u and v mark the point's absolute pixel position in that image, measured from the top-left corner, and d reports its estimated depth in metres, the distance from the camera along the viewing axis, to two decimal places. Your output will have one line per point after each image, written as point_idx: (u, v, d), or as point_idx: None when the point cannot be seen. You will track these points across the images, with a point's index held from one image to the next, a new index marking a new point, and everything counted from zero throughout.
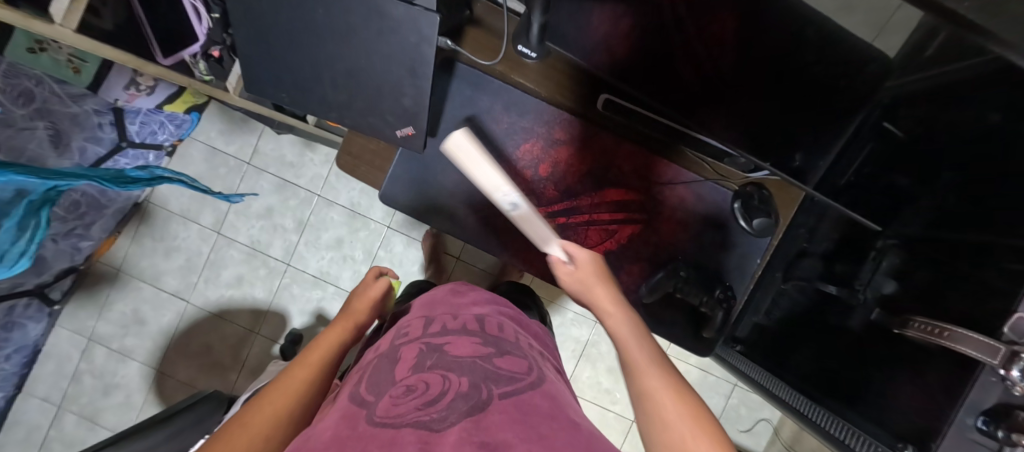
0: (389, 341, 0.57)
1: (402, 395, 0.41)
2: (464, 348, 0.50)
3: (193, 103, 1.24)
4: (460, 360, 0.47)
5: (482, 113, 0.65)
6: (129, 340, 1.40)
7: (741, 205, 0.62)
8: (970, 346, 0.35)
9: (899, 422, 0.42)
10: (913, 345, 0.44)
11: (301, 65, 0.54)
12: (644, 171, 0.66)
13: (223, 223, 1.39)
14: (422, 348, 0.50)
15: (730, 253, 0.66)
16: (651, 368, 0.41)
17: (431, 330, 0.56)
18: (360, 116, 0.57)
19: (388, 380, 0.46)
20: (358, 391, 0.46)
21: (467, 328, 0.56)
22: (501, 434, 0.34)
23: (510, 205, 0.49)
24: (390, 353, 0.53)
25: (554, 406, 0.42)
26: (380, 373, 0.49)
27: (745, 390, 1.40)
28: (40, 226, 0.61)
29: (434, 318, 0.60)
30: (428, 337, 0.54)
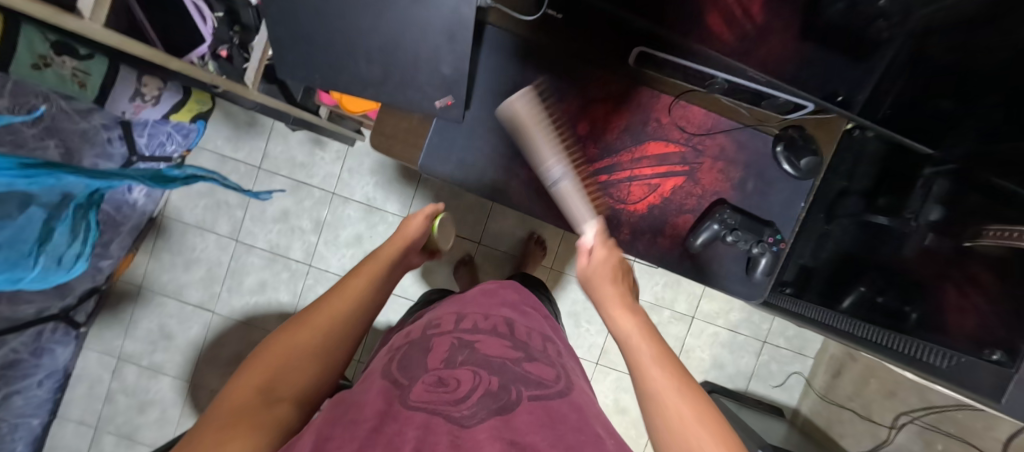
0: (419, 331, 0.58)
1: (434, 385, 0.41)
2: (494, 345, 0.51)
3: (198, 112, 1.26)
4: (491, 359, 0.47)
5: (520, 77, 0.64)
6: (158, 356, 1.40)
7: (784, 147, 0.63)
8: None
9: (973, 337, 0.43)
10: (999, 254, 0.44)
11: (334, 42, 0.52)
12: (683, 121, 0.66)
13: (240, 230, 1.38)
14: (454, 344, 0.50)
15: (777, 197, 0.67)
16: (659, 371, 0.40)
17: (462, 327, 0.56)
18: (397, 92, 0.56)
19: (417, 366, 0.46)
20: (388, 374, 0.46)
21: (497, 331, 0.56)
22: (530, 436, 0.35)
23: (557, 180, 0.59)
24: (421, 342, 0.52)
25: (580, 415, 0.42)
26: (411, 357, 0.49)
27: (774, 346, 1.41)
28: (90, 228, 0.63)
29: (466, 315, 0.59)
30: (461, 333, 0.53)
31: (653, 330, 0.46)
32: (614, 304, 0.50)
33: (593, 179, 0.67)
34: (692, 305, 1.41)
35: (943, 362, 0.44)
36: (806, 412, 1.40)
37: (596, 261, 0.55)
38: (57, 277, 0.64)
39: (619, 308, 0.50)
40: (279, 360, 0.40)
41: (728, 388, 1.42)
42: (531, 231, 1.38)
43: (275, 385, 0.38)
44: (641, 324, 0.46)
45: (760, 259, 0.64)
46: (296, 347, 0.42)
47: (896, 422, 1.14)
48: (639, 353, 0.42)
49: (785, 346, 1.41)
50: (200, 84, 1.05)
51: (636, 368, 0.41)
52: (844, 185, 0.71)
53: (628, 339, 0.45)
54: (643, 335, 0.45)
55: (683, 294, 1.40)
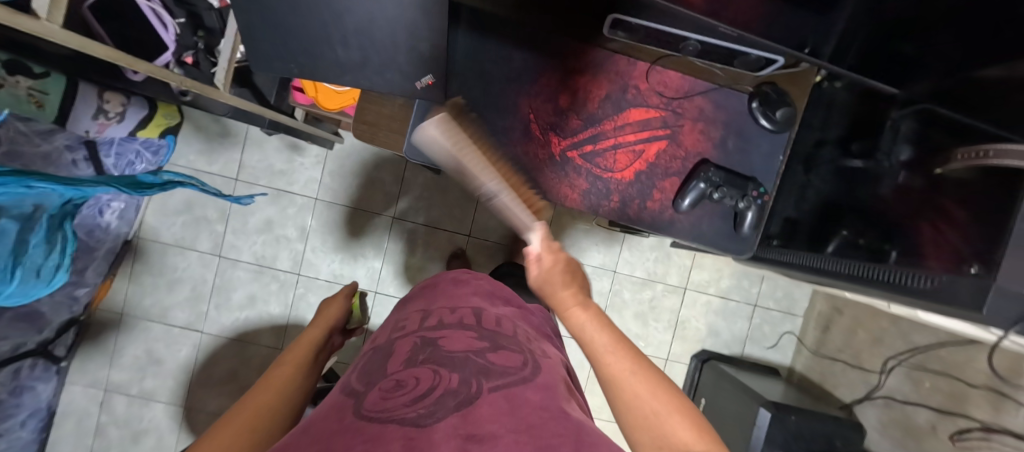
0: (384, 339, 0.52)
1: (391, 390, 0.36)
2: (461, 337, 0.47)
3: (166, 126, 1.20)
4: (454, 355, 0.42)
5: (498, 54, 0.64)
6: (148, 383, 1.35)
7: (760, 103, 0.66)
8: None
9: (942, 261, 0.46)
10: (960, 176, 0.48)
11: (308, 28, 0.51)
12: (661, 86, 0.67)
13: (223, 245, 1.35)
14: (416, 343, 0.46)
15: (757, 153, 0.68)
16: (614, 355, 0.43)
17: (428, 324, 0.52)
18: (376, 76, 0.54)
19: (379, 373, 0.41)
20: (343, 388, 0.41)
21: (464, 322, 0.52)
22: (489, 427, 0.31)
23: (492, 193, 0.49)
24: (384, 347, 0.49)
25: (547, 399, 0.39)
26: (373, 364, 0.45)
27: (765, 309, 1.46)
28: (66, 239, 0.61)
29: (432, 310, 0.56)
30: (425, 331, 0.50)
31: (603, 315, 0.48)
32: (575, 305, 0.47)
33: (579, 150, 0.67)
34: (684, 277, 1.43)
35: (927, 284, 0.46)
36: (800, 370, 1.44)
37: (544, 265, 0.49)
38: (39, 289, 0.62)
39: (586, 310, 0.47)
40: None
41: (725, 355, 1.45)
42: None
43: None
44: (593, 313, 0.47)
45: (745, 213, 0.66)
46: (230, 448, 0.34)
47: (885, 367, 1.19)
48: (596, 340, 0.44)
49: (776, 308, 1.45)
50: (167, 94, 1.02)
51: (594, 354, 0.44)
52: (818, 136, 0.73)
53: (585, 329, 0.46)
54: (595, 319, 0.47)
55: (674, 267, 1.43)
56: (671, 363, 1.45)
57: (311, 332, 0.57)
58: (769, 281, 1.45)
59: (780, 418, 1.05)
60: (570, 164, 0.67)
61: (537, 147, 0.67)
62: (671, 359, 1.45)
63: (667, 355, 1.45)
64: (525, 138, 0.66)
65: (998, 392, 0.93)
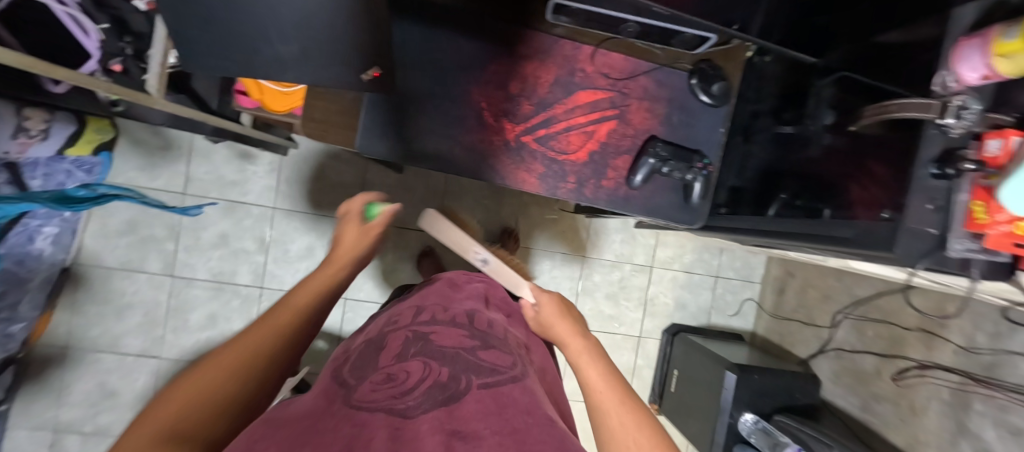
0: (377, 331, 0.50)
1: (381, 382, 0.36)
2: (453, 334, 0.47)
3: (98, 142, 1.15)
4: (444, 350, 0.43)
5: (443, 44, 0.65)
6: (103, 418, 1.27)
7: (698, 79, 0.69)
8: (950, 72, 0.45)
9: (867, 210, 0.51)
10: (875, 131, 0.53)
11: (241, 23, 0.49)
12: (606, 68, 0.70)
13: (175, 264, 1.28)
14: (408, 336, 0.45)
15: (700, 127, 0.72)
16: (606, 382, 0.46)
17: (420, 318, 0.51)
18: (319, 70, 0.54)
19: (368, 365, 0.40)
20: (330, 380, 0.40)
21: (456, 320, 0.51)
22: (474, 424, 0.32)
23: (482, 261, 0.67)
24: (374, 340, 0.46)
25: (532, 401, 0.39)
26: (361, 355, 0.43)
27: (726, 279, 1.53)
28: None
29: (426, 307, 0.54)
30: (417, 324, 0.48)
31: (600, 351, 0.53)
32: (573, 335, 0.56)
33: (532, 135, 0.69)
34: (650, 255, 1.49)
35: (851, 233, 0.52)
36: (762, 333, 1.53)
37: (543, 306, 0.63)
38: None
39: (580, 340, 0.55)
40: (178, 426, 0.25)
41: (693, 326, 1.52)
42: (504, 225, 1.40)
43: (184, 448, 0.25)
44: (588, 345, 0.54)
45: (693, 185, 0.70)
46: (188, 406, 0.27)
47: (834, 321, 1.28)
48: (591, 368, 0.49)
49: (736, 277, 1.53)
50: (96, 106, 0.96)
51: (586, 383, 0.47)
52: (753, 108, 0.78)
53: (581, 358, 0.51)
54: (591, 353, 0.52)
55: (639, 247, 1.48)
56: (644, 339, 1.51)
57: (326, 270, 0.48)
58: (727, 252, 1.53)
59: (744, 379, 1.12)
60: (525, 149, 0.69)
61: (491, 134, 0.68)
62: (644, 335, 1.50)
63: (640, 332, 1.50)
64: (478, 126, 0.67)
65: (928, 332, 1.03)
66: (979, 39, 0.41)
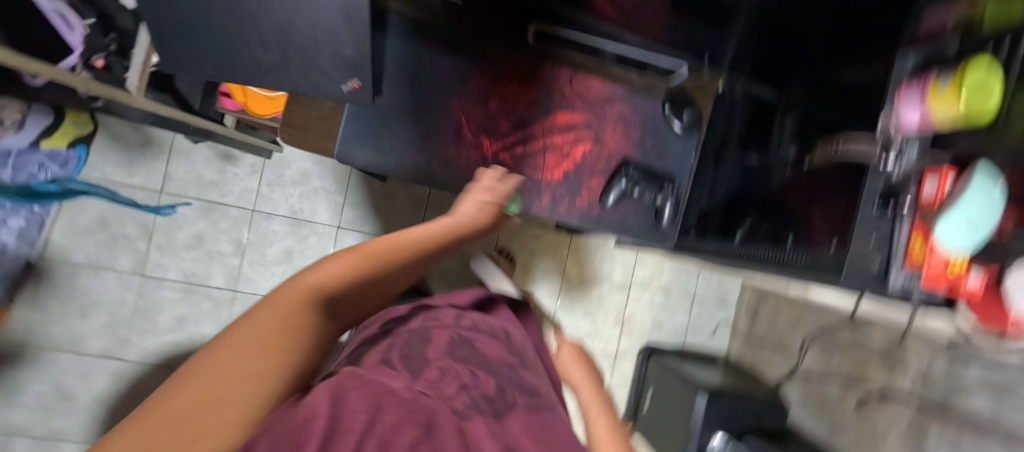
0: (417, 320, 0.58)
1: (439, 379, 0.45)
2: (493, 349, 0.56)
3: (77, 135, 1.14)
4: (487, 362, 0.52)
5: (424, 59, 0.67)
6: (57, 421, 1.22)
7: (671, 107, 0.73)
8: (885, 116, 0.49)
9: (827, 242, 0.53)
10: (834, 169, 0.57)
11: (221, 29, 0.50)
12: (582, 92, 0.73)
13: (146, 263, 1.25)
14: (453, 339, 0.54)
15: (672, 152, 0.75)
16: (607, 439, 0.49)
17: (461, 323, 0.60)
18: (298, 77, 0.55)
19: (419, 355, 0.48)
20: (385, 354, 0.47)
21: (494, 333, 0.61)
22: (523, 441, 0.42)
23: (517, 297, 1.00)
24: (419, 332, 0.54)
25: (557, 421, 0.50)
26: (412, 344, 0.51)
27: (702, 300, 1.56)
28: None
29: (465, 314, 0.63)
30: (461, 329, 0.57)
31: (607, 400, 0.58)
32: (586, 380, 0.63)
33: (510, 152, 0.71)
34: (628, 274, 1.51)
35: (804, 260, 0.55)
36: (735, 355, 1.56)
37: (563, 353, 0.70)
38: None
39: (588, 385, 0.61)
40: (302, 305, 0.32)
41: (669, 346, 1.54)
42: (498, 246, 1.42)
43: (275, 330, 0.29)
44: (596, 394, 0.59)
45: (664, 207, 0.73)
46: (312, 289, 0.34)
47: (803, 345, 1.32)
48: (596, 420, 0.52)
49: (711, 299, 1.56)
50: (75, 100, 0.95)
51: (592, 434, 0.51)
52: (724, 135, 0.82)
53: (590, 406, 0.56)
54: (600, 403, 0.56)
55: (618, 265, 1.50)
56: (620, 358, 1.51)
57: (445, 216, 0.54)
58: (703, 273, 1.56)
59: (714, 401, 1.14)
60: (502, 165, 0.70)
61: (468, 148, 0.69)
62: (620, 353, 1.51)
63: (616, 350, 1.51)
64: (456, 140, 0.69)
65: (889, 359, 1.06)
66: (915, 85, 0.46)
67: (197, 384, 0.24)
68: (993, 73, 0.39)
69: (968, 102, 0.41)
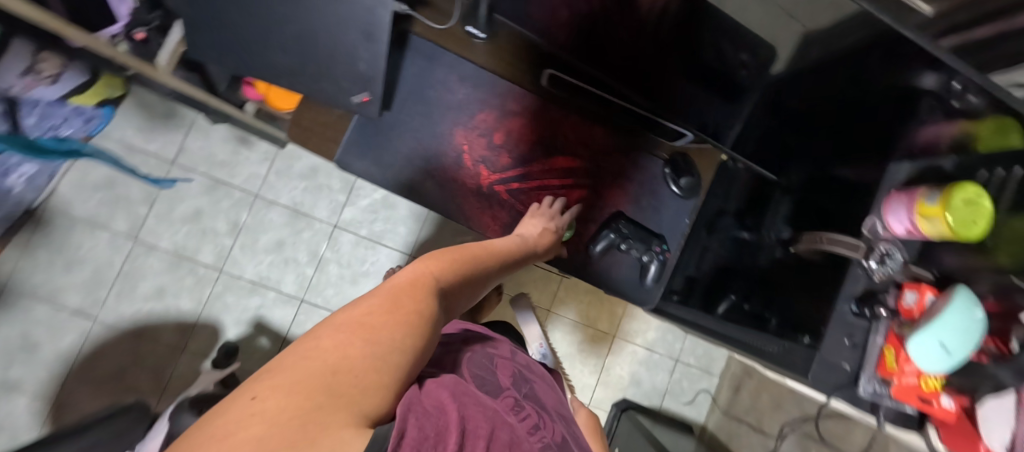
0: (477, 342, 0.60)
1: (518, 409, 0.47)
2: (546, 396, 0.56)
3: (106, 97, 1.18)
4: (548, 404, 0.55)
5: (439, 83, 0.69)
6: (15, 371, 1.20)
7: (671, 169, 0.74)
8: (871, 218, 0.55)
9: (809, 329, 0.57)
10: (816, 258, 0.61)
11: (246, 28, 0.53)
12: (587, 140, 0.74)
13: (142, 229, 1.27)
14: (516, 373, 0.56)
15: (663, 213, 0.76)
16: None
17: (516, 360, 0.61)
18: (314, 83, 0.59)
19: (493, 381, 0.50)
20: (462, 370, 0.49)
21: (544, 377, 0.63)
22: None
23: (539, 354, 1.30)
24: (486, 357, 0.56)
25: None
26: (483, 367, 0.53)
27: (686, 365, 1.52)
28: None
29: (514, 351, 0.64)
30: (519, 365, 0.59)
31: None
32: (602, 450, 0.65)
33: (505, 185, 0.72)
34: (614, 324, 1.49)
35: (773, 348, 0.61)
36: (712, 428, 1.50)
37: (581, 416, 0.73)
38: None
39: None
40: (415, 298, 0.34)
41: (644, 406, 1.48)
42: None
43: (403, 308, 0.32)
44: None
45: (648, 266, 0.72)
46: (421, 288, 0.35)
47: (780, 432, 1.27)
48: None
49: (695, 365, 1.52)
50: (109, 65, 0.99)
51: None
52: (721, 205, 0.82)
53: None
54: None
55: (605, 314, 1.48)
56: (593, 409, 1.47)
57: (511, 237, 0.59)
58: (690, 338, 1.52)
59: None
60: (496, 197, 0.71)
61: (466, 175, 0.70)
62: (594, 404, 1.46)
63: (589, 400, 1.46)
64: (455, 166, 0.70)
65: None
66: (908, 195, 0.51)
67: (354, 341, 0.27)
68: (983, 191, 0.45)
69: (954, 218, 0.45)
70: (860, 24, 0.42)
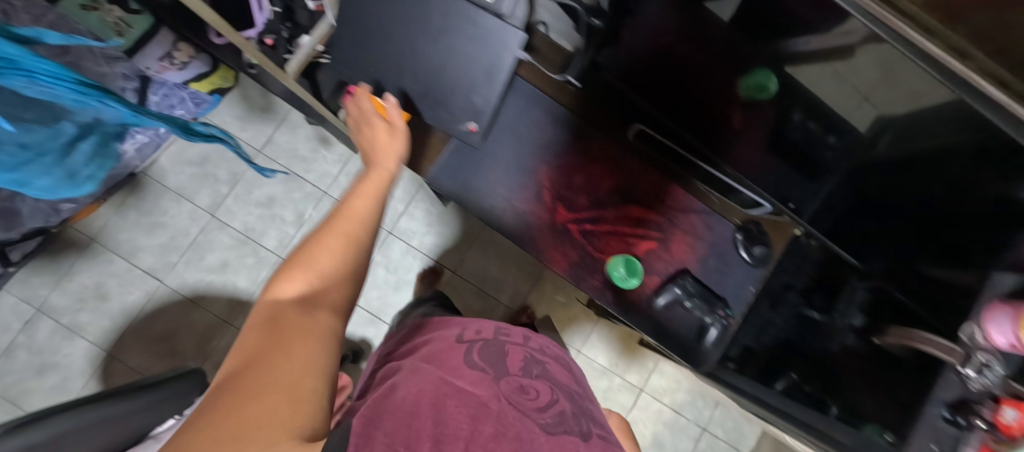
0: (491, 331, 0.63)
1: (519, 393, 0.49)
2: (561, 375, 0.60)
3: (217, 86, 1.31)
4: (562, 385, 0.57)
5: (532, 122, 0.75)
6: (82, 316, 1.30)
7: (743, 236, 0.75)
8: (972, 327, 0.56)
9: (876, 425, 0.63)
10: (907, 355, 0.66)
11: (387, 56, 0.62)
12: (663, 195, 0.76)
13: (219, 206, 1.38)
14: (527, 356, 0.59)
15: (730, 278, 0.77)
16: None
17: (531, 343, 0.64)
18: (429, 108, 0.65)
19: (501, 366, 0.53)
20: (467, 358, 0.53)
21: (558, 360, 0.65)
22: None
23: None
24: (497, 343, 0.60)
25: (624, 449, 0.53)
26: (492, 354, 0.56)
27: (713, 435, 1.45)
28: (108, 159, 0.61)
29: (531, 334, 0.68)
30: (532, 348, 0.62)
31: None
32: None
33: (579, 226, 0.74)
34: (643, 378, 1.45)
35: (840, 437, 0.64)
36: None
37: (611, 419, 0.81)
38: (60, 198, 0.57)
39: None
40: (265, 341, 0.34)
41: None
42: (524, 304, 1.44)
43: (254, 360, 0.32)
44: None
45: (710, 328, 0.73)
46: (268, 329, 0.36)
47: None
48: None
49: (723, 438, 1.44)
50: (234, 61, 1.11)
51: None
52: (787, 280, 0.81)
53: None
54: None
55: (635, 365, 1.45)
56: None
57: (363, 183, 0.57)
58: (720, 407, 1.46)
59: None
60: (568, 235, 0.74)
61: (542, 209, 0.74)
62: None
63: None
64: (534, 199, 0.74)
65: None
66: (1012, 310, 0.51)
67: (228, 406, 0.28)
68: None
69: None
70: (956, 118, 0.42)
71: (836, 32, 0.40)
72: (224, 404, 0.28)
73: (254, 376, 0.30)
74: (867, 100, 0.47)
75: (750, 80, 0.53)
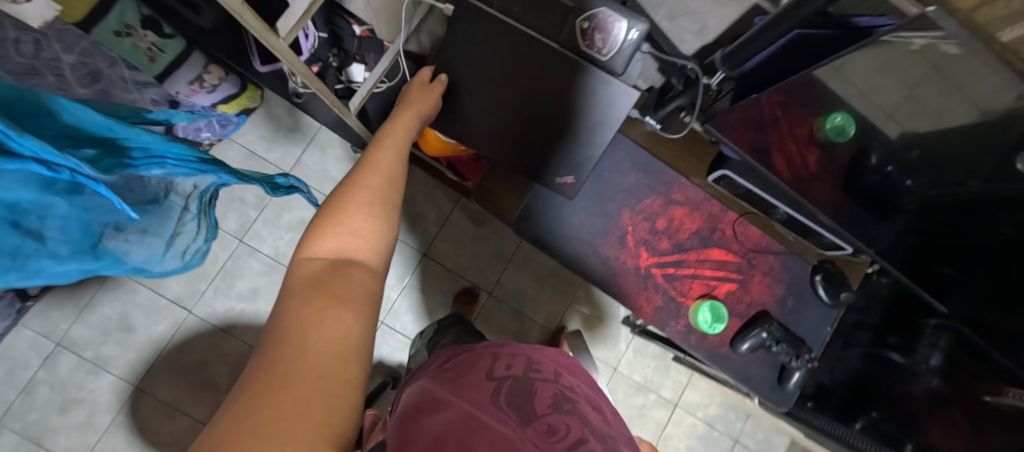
0: (522, 360, 0.49)
1: (547, 434, 0.36)
2: (599, 415, 0.45)
3: (244, 107, 1.26)
4: (595, 424, 0.42)
5: (615, 167, 0.75)
6: (107, 349, 1.25)
7: (824, 278, 0.76)
8: None
9: None
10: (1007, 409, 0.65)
11: (498, 113, 0.69)
12: (743, 238, 0.78)
13: (248, 231, 1.33)
14: (558, 391, 0.44)
15: (809, 319, 0.79)
16: None
17: (564, 379, 0.49)
18: (529, 160, 0.71)
19: (526, 407, 0.40)
20: (488, 396, 0.41)
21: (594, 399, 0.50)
22: None
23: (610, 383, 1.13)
24: (522, 376, 0.46)
25: None
26: (517, 387, 0.43)
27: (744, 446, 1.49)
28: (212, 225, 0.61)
29: (552, 359, 0.53)
30: (564, 384, 0.47)
31: None
32: None
33: (661, 269, 0.77)
34: (677, 392, 1.47)
35: None
36: None
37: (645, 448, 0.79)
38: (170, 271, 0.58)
39: None
40: (290, 329, 0.31)
41: None
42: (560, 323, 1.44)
43: (288, 343, 0.30)
44: None
45: (795, 371, 0.74)
46: (300, 301, 0.34)
47: None
48: None
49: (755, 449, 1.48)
50: None
51: None
52: None
53: None
54: None
55: (669, 380, 1.47)
56: None
57: (387, 148, 0.55)
58: (751, 419, 1.49)
59: None
60: (651, 280, 0.77)
61: (627, 255, 0.76)
62: None
63: None
64: (618, 245, 0.76)
65: None
66: None
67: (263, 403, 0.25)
68: None
69: None
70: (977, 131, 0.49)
71: (882, 48, 0.46)
72: (252, 399, 0.26)
73: (270, 375, 0.27)
74: (893, 118, 0.54)
75: (829, 123, 0.60)
